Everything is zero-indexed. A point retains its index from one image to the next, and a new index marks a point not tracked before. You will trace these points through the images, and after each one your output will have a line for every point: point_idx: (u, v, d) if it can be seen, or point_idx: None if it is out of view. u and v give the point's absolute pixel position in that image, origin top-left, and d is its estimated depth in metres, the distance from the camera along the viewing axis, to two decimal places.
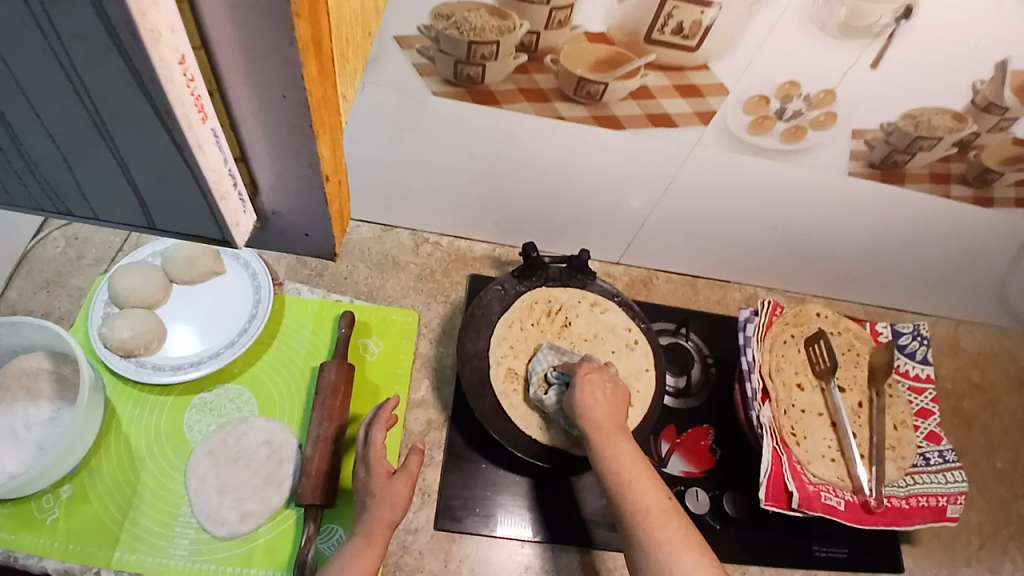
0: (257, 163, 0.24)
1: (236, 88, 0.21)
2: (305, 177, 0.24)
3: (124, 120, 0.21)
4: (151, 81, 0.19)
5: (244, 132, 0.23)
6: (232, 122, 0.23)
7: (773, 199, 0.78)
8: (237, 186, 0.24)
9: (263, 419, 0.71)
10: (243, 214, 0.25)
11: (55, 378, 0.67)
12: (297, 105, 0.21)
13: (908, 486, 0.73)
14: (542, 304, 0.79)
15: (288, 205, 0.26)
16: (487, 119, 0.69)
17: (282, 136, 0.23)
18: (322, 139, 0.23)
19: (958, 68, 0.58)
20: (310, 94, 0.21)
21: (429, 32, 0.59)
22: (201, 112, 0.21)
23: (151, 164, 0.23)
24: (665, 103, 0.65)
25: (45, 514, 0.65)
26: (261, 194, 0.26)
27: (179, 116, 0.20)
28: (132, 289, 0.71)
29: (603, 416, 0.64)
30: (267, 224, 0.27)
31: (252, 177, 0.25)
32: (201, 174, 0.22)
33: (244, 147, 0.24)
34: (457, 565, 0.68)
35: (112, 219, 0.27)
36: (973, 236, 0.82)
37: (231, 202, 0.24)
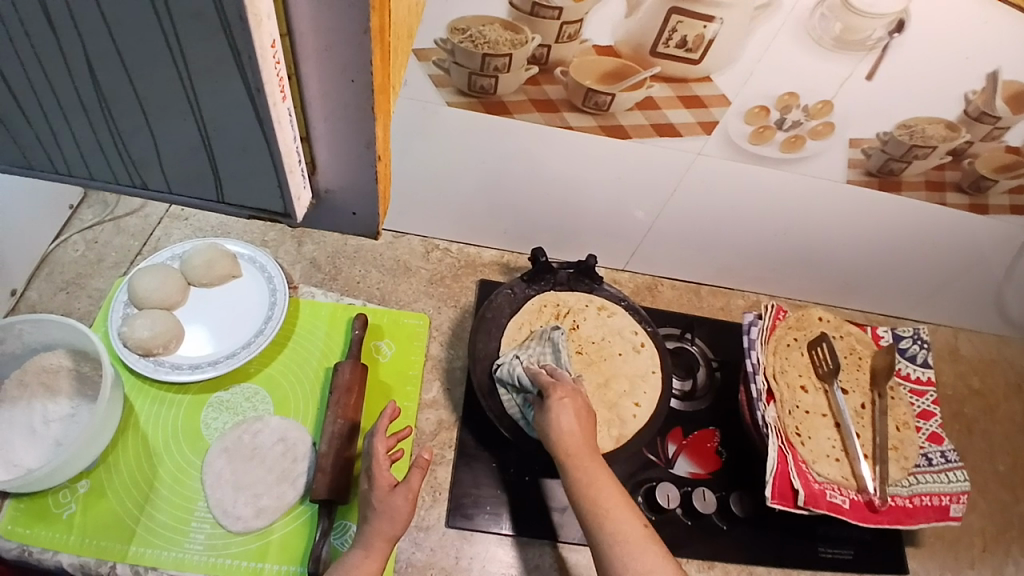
0: (320, 144, 0.27)
1: (310, 72, 0.24)
2: (362, 156, 0.27)
3: (215, 98, 0.24)
4: (248, 61, 0.22)
5: (311, 113, 0.25)
6: (304, 103, 0.25)
7: (773, 207, 0.81)
8: (301, 162, 0.27)
9: (279, 417, 0.73)
10: (304, 189, 0.28)
11: (75, 375, 0.69)
12: (364, 87, 0.24)
13: (911, 486, 0.74)
14: (550, 308, 0.80)
15: (343, 182, 0.29)
16: (499, 128, 0.72)
17: (347, 120, 0.25)
18: (378, 120, 0.26)
19: (949, 79, 0.61)
20: (375, 78, 0.24)
21: (445, 45, 0.62)
22: (283, 93, 0.24)
23: (231, 138, 0.25)
24: (669, 114, 0.67)
25: (61, 508, 0.66)
26: (319, 171, 0.28)
27: (267, 94, 0.23)
28: (152, 291, 0.73)
29: (574, 443, 0.64)
30: (321, 202, 0.30)
31: (313, 155, 0.27)
32: (277, 146, 0.25)
33: (310, 127, 0.26)
34: (468, 562, 0.69)
35: (182, 193, 0.29)
36: (969, 244, 0.84)
37: (297, 177, 0.27)
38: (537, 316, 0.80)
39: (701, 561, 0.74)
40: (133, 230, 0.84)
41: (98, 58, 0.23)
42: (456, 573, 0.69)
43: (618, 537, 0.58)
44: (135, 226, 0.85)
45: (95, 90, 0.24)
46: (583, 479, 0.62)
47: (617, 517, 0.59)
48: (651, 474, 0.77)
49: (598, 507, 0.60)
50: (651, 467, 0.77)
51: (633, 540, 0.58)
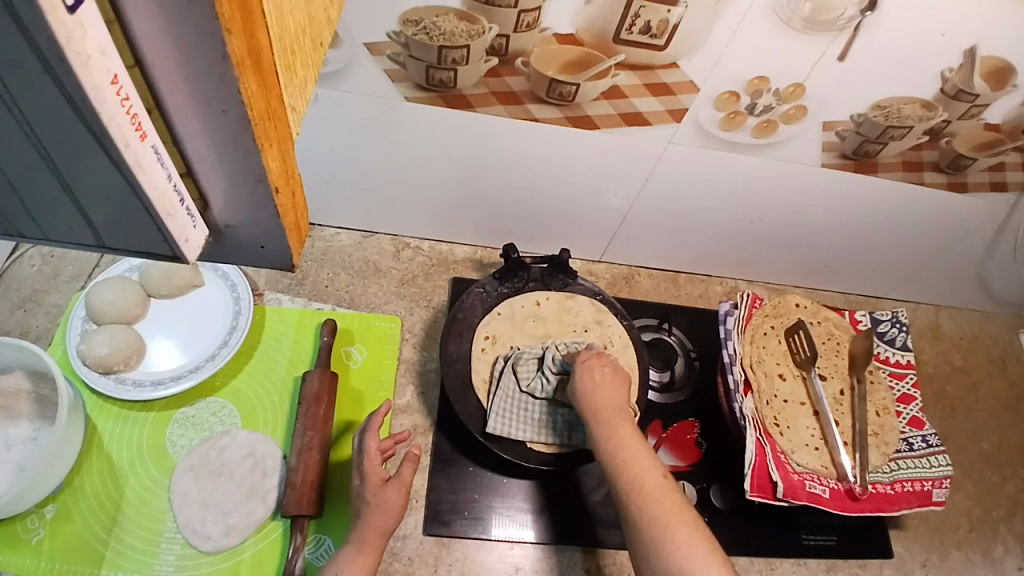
0: (207, 178, 0.23)
1: (176, 103, 0.20)
2: (256, 191, 0.23)
3: (60, 137, 0.20)
4: (82, 102, 0.18)
5: (188, 147, 0.22)
6: (175, 136, 0.21)
7: (748, 194, 0.79)
8: (184, 201, 0.23)
9: (246, 431, 0.71)
10: (194, 229, 0.24)
11: (35, 398, 0.66)
12: (240, 119, 0.20)
13: (891, 472, 0.73)
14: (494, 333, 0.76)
15: (242, 218, 0.25)
16: (462, 121, 0.69)
17: (229, 151, 0.22)
18: (268, 153, 0.22)
19: (924, 58, 0.59)
20: (251, 108, 0.20)
21: (398, 38, 0.59)
22: (139, 130, 0.20)
23: (89, 179, 0.22)
24: (637, 102, 0.65)
25: (30, 534, 0.64)
26: (211, 207, 0.24)
27: (115, 135, 0.19)
28: (107, 306, 0.70)
29: (608, 407, 0.64)
30: (221, 237, 0.26)
31: (201, 191, 0.23)
32: (144, 194, 0.21)
33: (190, 161, 0.22)
34: (447, 569, 0.68)
35: (60, 237, 0.26)
36: (950, 222, 0.83)
37: (178, 219, 0.22)
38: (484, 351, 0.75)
39: None
40: None
41: None
42: None
43: (638, 491, 0.57)
44: None
45: None
46: (619, 439, 0.61)
47: (644, 473, 0.58)
48: None
49: (625, 463, 0.59)
50: None
51: (652, 496, 0.56)
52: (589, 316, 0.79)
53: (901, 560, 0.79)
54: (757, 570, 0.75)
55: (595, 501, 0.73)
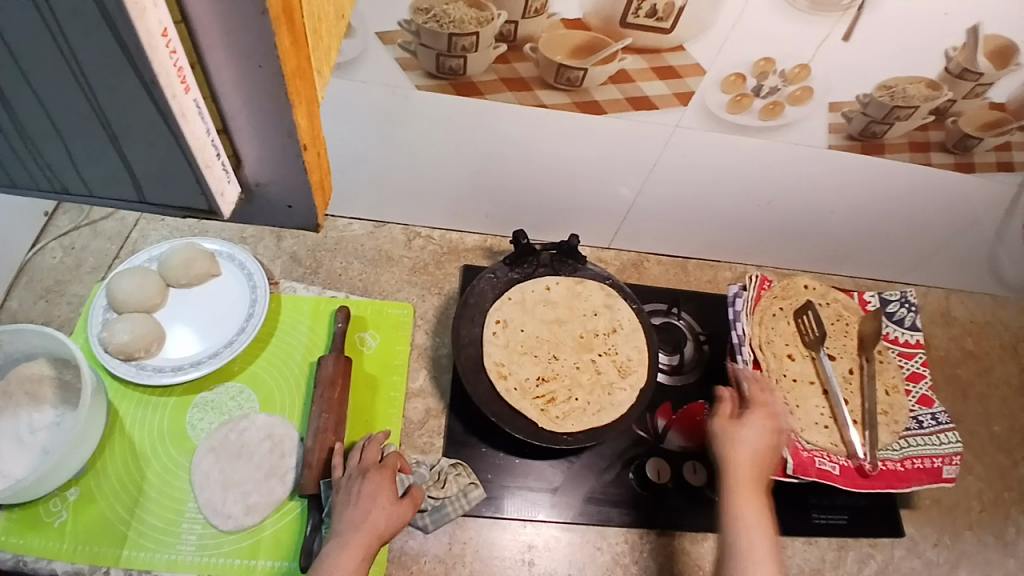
0: (242, 138, 0.24)
1: (215, 60, 0.21)
2: (287, 148, 0.24)
3: (113, 92, 0.22)
4: (136, 52, 0.20)
5: (225, 105, 0.23)
6: (215, 95, 0.22)
7: (756, 178, 0.80)
8: (220, 156, 0.24)
9: (265, 414, 0.72)
10: (229, 183, 0.25)
11: (57, 383, 0.68)
12: (274, 74, 0.21)
13: (901, 449, 0.74)
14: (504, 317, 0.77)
15: (274, 175, 0.25)
16: (472, 109, 0.70)
17: (262, 108, 0.23)
18: (298, 109, 0.23)
19: (929, 38, 0.59)
20: (285, 63, 0.21)
21: (409, 27, 0.60)
22: (184, 83, 0.21)
23: (137, 133, 0.23)
24: (644, 86, 0.66)
25: (52, 516, 0.66)
26: (244, 165, 0.25)
27: (163, 85, 0.20)
28: (129, 295, 0.72)
29: (747, 475, 0.62)
30: (252, 197, 0.27)
31: (234, 148, 0.25)
32: (184, 141, 0.22)
33: (226, 119, 0.23)
34: (462, 547, 0.70)
35: (102, 195, 0.28)
36: (958, 204, 0.83)
37: (215, 172, 0.24)
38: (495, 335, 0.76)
39: (694, 535, 0.74)
40: (109, 233, 0.83)
41: None
42: (450, 559, 0.69)
43: None
44: (112, 229, 0.83)
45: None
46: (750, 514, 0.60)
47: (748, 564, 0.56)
48: (642, 451, 0.77)
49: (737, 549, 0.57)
50: (641, 444, 0.77)
51: None
52: (598, 300, 0.81)
53: (912, 540, 0.79)
54: None
55: (606, 480, 0.75)
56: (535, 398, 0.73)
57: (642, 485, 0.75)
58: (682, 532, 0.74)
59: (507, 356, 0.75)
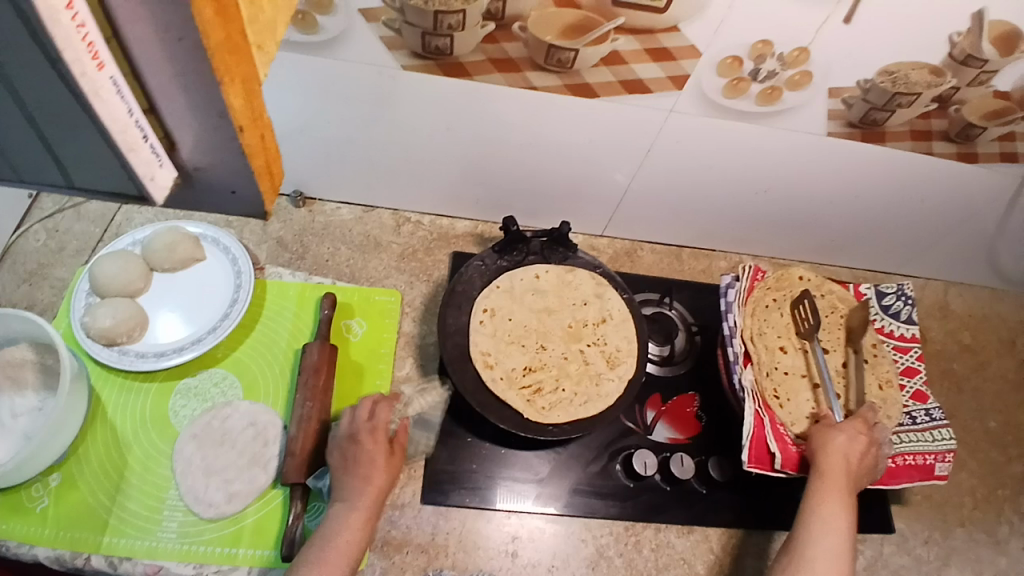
0: (173, 118, 0.23)
1: (134, 32, 0.20)
2: (220, 128, 0.23)
3: (23, 69, 0.20)
4: (37, 25, 0.18)
5: (150, 82, 0.21)
6: (136, 72, 0.21)
7: (751, 165, 0.78)
8: (149, 138, 0.23)
9: (248, 402, 0.71)
10: (161, 167, 0.23)
11: (40, 368, 0.68)
12: (196, 47, 0.20)
13: (895, 446, 0.72)
14: (491, 303, 0.76)
15: (211, 159, 0.24)
16: (459, 91, 0.68)
17: (189, 85, 0.21)
18: (230, 88, 0.22)
19: (933, 22, 0.57)
20: (207, 37, 0.20)
21: (393, 3, 0.58)
22: (97, 60, 0.19)
23: (54, 110, 0.22)
24: (637, 69, 0.64)
25: (34, 502, 0.65)
26: (178, 147, 0.24)
27: (69, 61, 0.19)
28: (111, 279, 0.71)
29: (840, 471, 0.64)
30: (192, 181, 0.25)
31: (165, 129, 0.23)
32: (102, 124, 0.21)
33: (152, 99, 0.22)
34: (445, 538, 0.69)
35: (33, 178, 0.26)
36: (959, 196, 0.81)
37: (142, 155, 0.22)
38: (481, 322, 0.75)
39: (680, 528, 0.73)
40: (94, 216, 0.82)
41: None
42: (433, 549, 0.68)
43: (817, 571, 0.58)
44: (96, 212, 0.82)
45: None
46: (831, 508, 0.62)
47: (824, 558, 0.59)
48: (629, 442, 0.76)
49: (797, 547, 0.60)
50: (629, 435, 0.76)
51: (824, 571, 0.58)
52: (589, 289, 0.79)
53: (902, 536, 0.79)
54: (755, 543, 0.74)
55: (592, 472, 0.74)
56: (521, 388, 0.71)
57: (629, 477, 0.74)
58: (668, 524, 0.73)
59: (493, 345, 0.74)
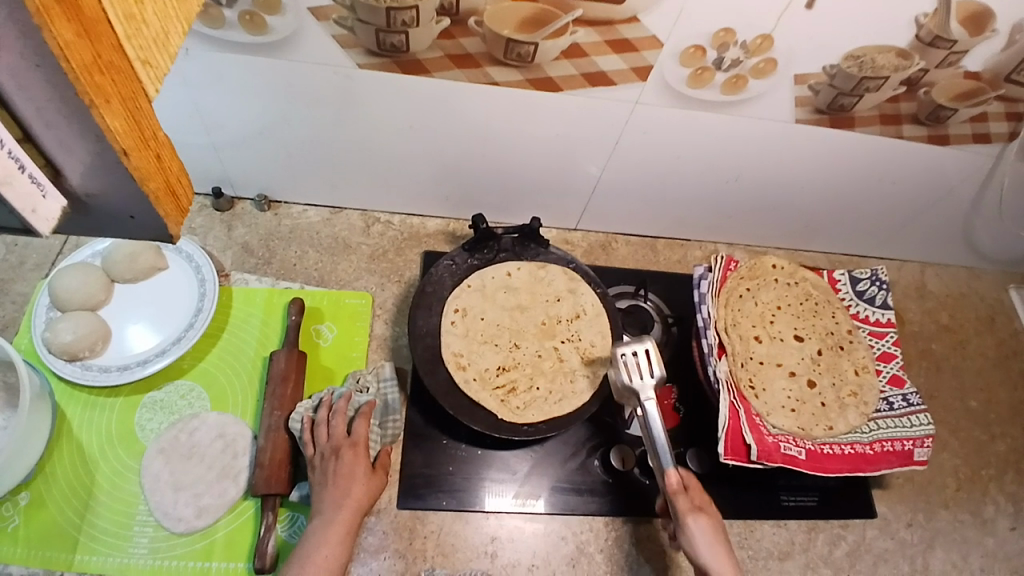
0: (53, 146, 0.22)
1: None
2: (103, 154, 0.22)
3: None
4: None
5: (20, 109, 0.21)
6: (3, 101, 0.20)
7: (722, 154, 0.77)
8: (27, 168, 0.21)
9: (217, 413, 0.70)
10: (44, 198, 0.22)
11: (2, 386, 0.66)
12: (56, 73, 0.19)
13: (871, 432, 0.72)
14: (461, 302, 0.75)
15: (101, 185, 0.23)
16: (420, 88, 0.67)
17: (60, 109, 0.20)
18: (104, 109, 0.21)
19: (897, 4, 0.56)
20: (69, 59, 0.19)
21: (343, 1, 0.56)
22: None
23: None
24: (599, 61, 0.62)
25: (5, 522, 0.64)
26: (64, 175, 0.23)
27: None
28: (71, 292, 0.69)
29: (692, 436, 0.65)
30: (86, 209, 0.25)
31: (46, 158, 0.22)
32: None
33: (26, 127, 0.21)
34: (423, 542, 0.68)
35: None
36: (931, 177, 0.81)
37: (21, 186, 0.21)
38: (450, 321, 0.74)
39: (661, 522, 0.73)
40: None
41: None
42: (411, 554, 0.68)
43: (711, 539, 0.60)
44: None
45: None
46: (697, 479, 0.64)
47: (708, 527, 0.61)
48: (607, 437, 0.75)
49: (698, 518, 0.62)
50: (607, 430, 0.76)
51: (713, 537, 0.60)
52: (561, 285, 0.78)
53: (883, 520, 0.79)
54: (735, 534, 0.75)
55: (571, 469, 0.73)
56: (494, 388, 0.71)
57: (607, 472, 0.73)
58: (648, 519, 0.73)
59: (464, 344, 0.73)
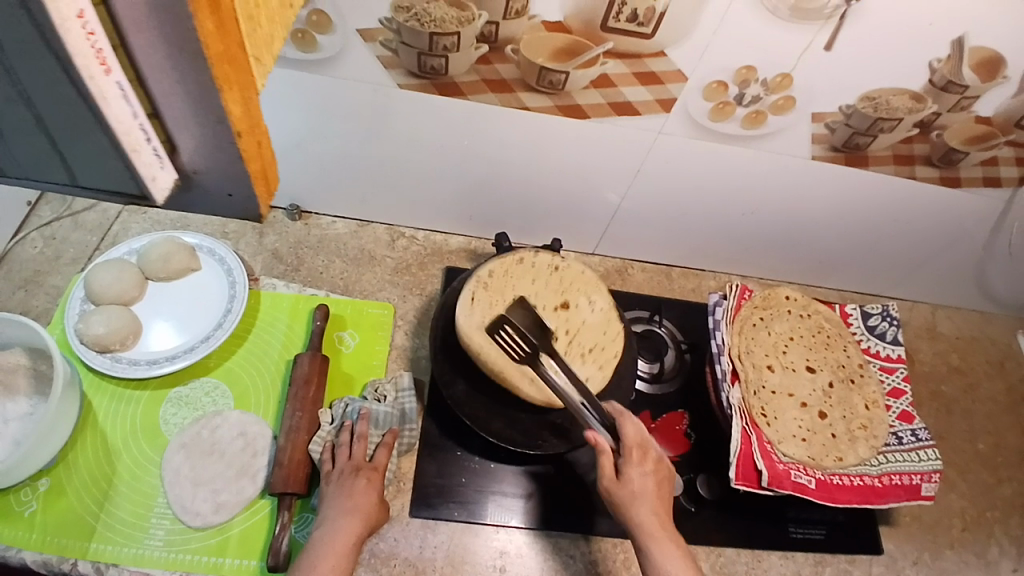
0: (175, 123, 0.23)
1: (138, 40, 0.21)
2: (219, 134, 0.24)
3: (32, 70, 0.21)
4: (51, 33, 0.19)
5: (153, 89, 0.22)
6: (141, 77, 0.22)
7: (738, 186, 0.80)
8: (151, 141, 0.23)
9: (239, 412, 0.72)
10: (161, 169, 0.24)
11: (32, 373, 0.68)
12: (196, 57, 0.21)
13: (880, 465, 0.73)
14: (483, 296, 0.74)
15: (210, 163, 0.25)
16: (454, 109, 0.70)
17: (188, 93, 0.22)
18: (228, 95, 0.23)
19: (912, 50, 0.59)
20: (208, 46, 0.21)
21: (390, 25, 0.60)
22: (105, 65, 0.21)
23: (62, 115, 0.22)
24: (626, 92, 0.66)
25: (22, 506, 0.65)
26: (179, 152, 0.24)
27: (79, 66, 0.20)
28: (108, 287, 0.72)
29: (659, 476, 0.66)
30: (191, 184, 0.26)
31: (168, 135, 0.24)
32: (108, 125, 0.22)
33: (156, 103, 0.23)
34: (432, 551, 0.69)
35: (38, 177, 0.26)
36: (943, 219, 0.83)
37: (144, 156, 0.23)
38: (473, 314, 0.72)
39: None
40: (91, 225, 0.83)
41: None
42: (420, 562, 0.68)
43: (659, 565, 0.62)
44: (93, 221, 0.83)
45: None
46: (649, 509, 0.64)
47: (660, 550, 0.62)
48: None
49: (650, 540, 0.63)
50: None
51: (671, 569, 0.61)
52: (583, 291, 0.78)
53: (891, 557, 0.79)
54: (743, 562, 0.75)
55: (580, 488, 0.74)
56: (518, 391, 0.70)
57: None
58: None
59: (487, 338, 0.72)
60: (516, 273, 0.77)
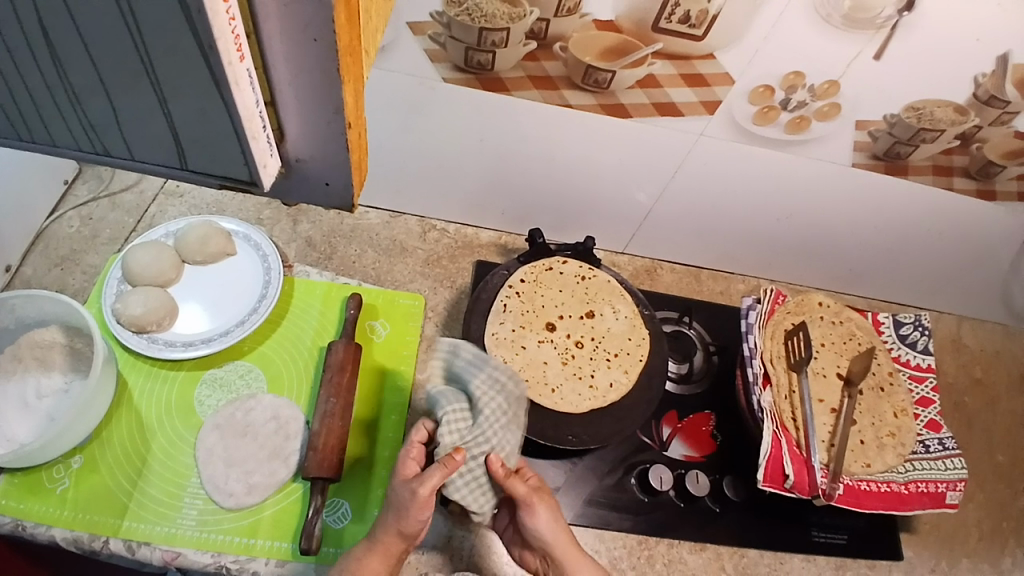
0: (286, 110, 0.26)
1: (271, 29, 0.23)
2: (331, 125, 0.27)
3: (170, 63, 0.23)
4: (199, 17, 0.21)
5: (275, 75, 0.25)
6: (265, 64, 0.24)
7: (774, 191, 0.80)
8: (266, 128, 0.26)
9: (272, 395, 0.73)
10: (271, 156, 0.27)
11: (68, 351, 0.68)
12: (328, 48, 0.23)
13: (906, 472, 0.74)
14: (514, 302, 0.77)
15: (313, 152, 0.28)
16: (497, 104, 0.70)
17: (309, 82, 0.25)
18: (346, 86, 0.25)
19: (962, 63, 0.59)
20: (339, 38, 0.23)
21: (441, 18, 0.60)
22: (240, 51, 0.23)
23: (190, 103, 0.25)
24: (672, 93, 0.66)
25: (55, 483, 0.66)
26: (287, 140, 0.28)
27: (222, 51, 0.22)
28: (145, 268, 0.73)
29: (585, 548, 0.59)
30: (292, 171, 0.29)
31: (280, 121, 0.27)
32: (235, 110, 0.24)
33: (274, 91, 0.26)
34: (460, 541, 0.70)
35: (144, 159, 0.29)
36: (975, 233, 0.83)
37: (260, 143, 0.26)
38: (503, 318, 0.76)
39: (692, 544, 0.74)
40: (128, 206, 0.83)
41: (57, 23, 0.23)
42: (447, 551, 0.69)
43: None
44: (130, 203, 0.84)
45: (54, 57, 0.24)
46: None
47: None
48: (644, 458, 0.77)
49: None
50: (644, 450, 0.77)
51: None
52: (611, 296, 0.80)
53: (910, 563, 0.79)
54: (764, 564, 0.75)
55: (607, 485, 0.75)
56: (546, 391, 0.72)
57: (644, 492, 0.75)
58: (679, 540, 0.74)
59: (516, 342, 0.75)
60: (549, 285, 0.80)
